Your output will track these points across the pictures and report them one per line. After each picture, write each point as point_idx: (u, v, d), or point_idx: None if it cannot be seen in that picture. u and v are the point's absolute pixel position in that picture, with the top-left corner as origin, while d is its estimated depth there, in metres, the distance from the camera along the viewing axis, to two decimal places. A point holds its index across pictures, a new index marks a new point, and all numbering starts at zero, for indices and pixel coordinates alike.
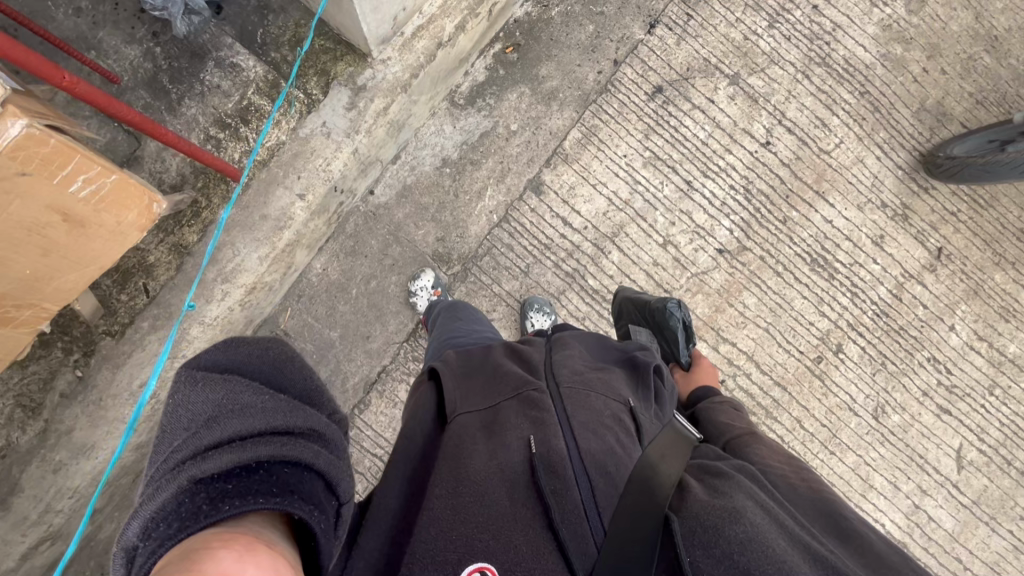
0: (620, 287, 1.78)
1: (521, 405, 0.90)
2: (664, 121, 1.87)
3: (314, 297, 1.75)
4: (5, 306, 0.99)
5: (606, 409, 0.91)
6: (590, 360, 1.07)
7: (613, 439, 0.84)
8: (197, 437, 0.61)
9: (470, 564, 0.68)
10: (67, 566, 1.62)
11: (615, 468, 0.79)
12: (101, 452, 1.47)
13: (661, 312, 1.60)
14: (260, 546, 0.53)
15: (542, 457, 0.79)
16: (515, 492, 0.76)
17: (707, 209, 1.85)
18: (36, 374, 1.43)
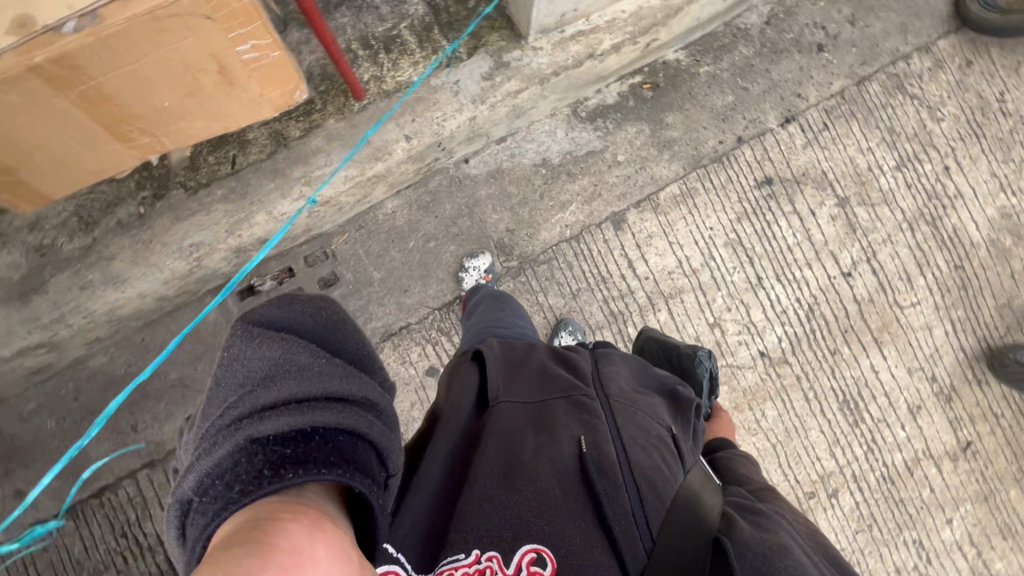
0: (646, 327, 1.78)
1: (570, 406, 0.97)
2: (761, 212, 1.87)
3: (373, 233, 1.76)
4: (133, 127, 1.04)
5: (652, 428, 0.98)
6: (633, 376, 1.13)
7: (660, 456, 0.93)
8: (255, 395, 0.67)
9: (525, 544, 0.80)
10: (48, 377, 1.65)
11: (663, 486, 0.88)
12: (129, 289, 1.50)
13: (690, 357, 1.59)
14: (325, 522, 0.56)
15: (592, 460, 0.88)
16: (567, 485, 0.86)
17: (766, 310, 1.84)
18: (105, 194, 1.47)
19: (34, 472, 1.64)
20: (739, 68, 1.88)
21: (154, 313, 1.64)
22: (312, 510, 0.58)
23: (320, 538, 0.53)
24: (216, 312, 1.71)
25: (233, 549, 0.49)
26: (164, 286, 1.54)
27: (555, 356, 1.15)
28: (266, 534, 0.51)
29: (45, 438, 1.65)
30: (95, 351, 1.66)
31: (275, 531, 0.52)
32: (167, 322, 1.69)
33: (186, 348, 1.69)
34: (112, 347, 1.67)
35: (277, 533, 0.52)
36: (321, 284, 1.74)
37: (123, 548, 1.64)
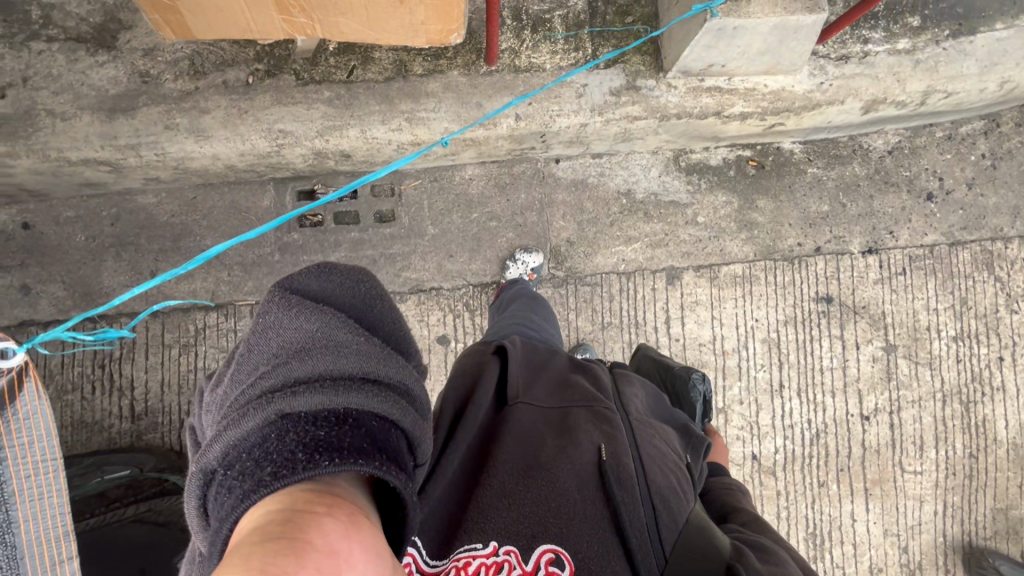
0: (643, 344, 1.78)
1: (592, 415, 1.00)
2: (808, 324, 1.85)
3: (444, 190, 1.77)
4: (297, 4, 1.06)
5: (667, 452, 1.02)
6: (646, 400, 1.16)
7: (674, 479, 0.97)
8: (289, 367, 0.65)
9: (541, 544, 0.83)
10: (95, 194, 1.67)
11: (678, 507, 0.92)
12: (207, 146, 1.51)
13: (684, 382, 1.61)
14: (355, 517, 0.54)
15: (611, 471, 0.91)
16: (586, 490, 0.90)
17: (775, 418, 1.83)
18: (222, 52, 1.49)
19: (47, 275, 1.67)
20: (845, 183, 1.87)
21: (216, 178, 1.66)
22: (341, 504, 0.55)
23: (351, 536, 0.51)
24: (272, 201, 1.72)
25: (267, 551, 0.46)
26: (238, 157, 1.56)
27: (575, 364, 1.16)
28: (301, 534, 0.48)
29: (70, 249, 1.67)
30: (148, 189, 1.68)
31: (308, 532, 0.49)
32: (224, 191, 1.71)
33: (231, 222, 1.70)
34: (165, 192, 1.69)
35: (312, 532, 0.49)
36: (377, 217, 1.76)
37: (96, 380, 1.66)
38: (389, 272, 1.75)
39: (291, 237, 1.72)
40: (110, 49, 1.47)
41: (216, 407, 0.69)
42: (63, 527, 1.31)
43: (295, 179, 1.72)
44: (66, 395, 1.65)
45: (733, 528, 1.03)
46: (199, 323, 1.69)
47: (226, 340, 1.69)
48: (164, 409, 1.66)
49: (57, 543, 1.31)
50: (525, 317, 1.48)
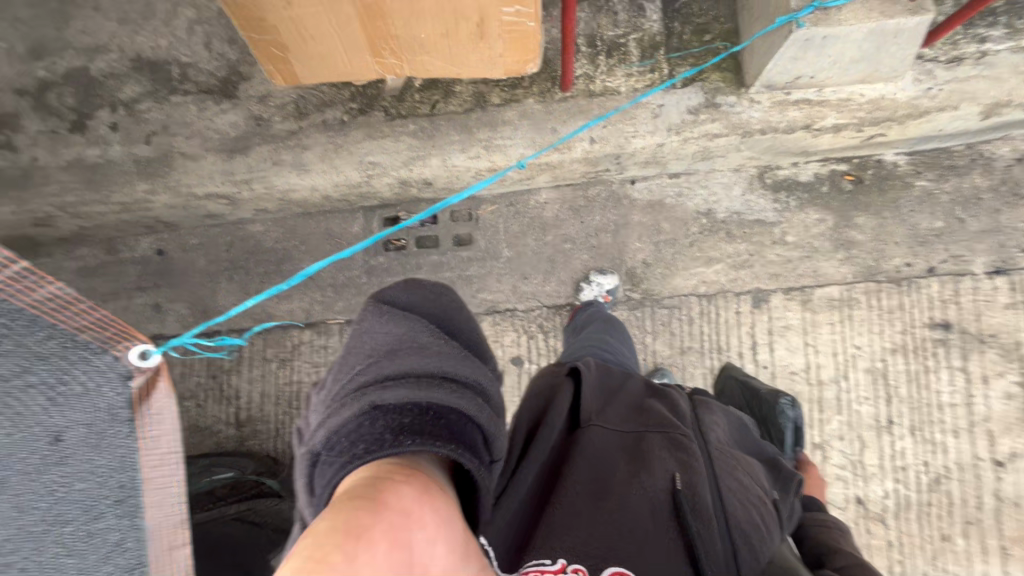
0: (727, 363, 1.71)
1: (667, 441, 0.97)
2: (922, 353, 1.66)
3: (519, 214, 1.81)
4: (388, 47, 1.16)
5: (749, 486, 0.97)
6: (726, 429, 1.10)
7: (756, 514, 0.92)
8: (379, 364, 0.70)
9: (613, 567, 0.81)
10: (214, 224, 1.89)
11: (758, 543, 0.88)
12: (307, 178, 1.67)
13: (772, 407, 1.51)
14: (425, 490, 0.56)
15: (687, 500, 0.88)
16: (660, 518, 0.87)
17: (883, 458, 1.64)
18: (322, 94, 1.65)
19: (174, 295, 1.91)
20: (963, 196, 1.68)
21: (314, 207, 1.83)
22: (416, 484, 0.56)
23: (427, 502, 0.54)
24: (361, 227, 1.85)
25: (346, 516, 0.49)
26: (333, 188, 1.70)
27: (650, 390, 1.13)
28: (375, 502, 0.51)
29: (193, 273, 1.91)
30: (258, 219, 1.88)
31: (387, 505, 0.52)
32: (320, 219, 1.87)
33: (325, 248, 1.86)
34: (271, 221, 1.89)
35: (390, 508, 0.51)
36: (455, 241, 1.83)
37: (209, 389, 1.85)
38: (466, 293, 1.81)
39: (376, 260, 1.84)
40: (232, 99, 1.67)
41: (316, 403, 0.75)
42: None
43: (382, 206, 1.85)
44: (185, 402, 1.85)
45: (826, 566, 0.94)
46: (295, 339, 1.84)
47: (318, 356, 1.83)
48: (264, 417, 1.82)
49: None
50: (604, 340, 1.47)
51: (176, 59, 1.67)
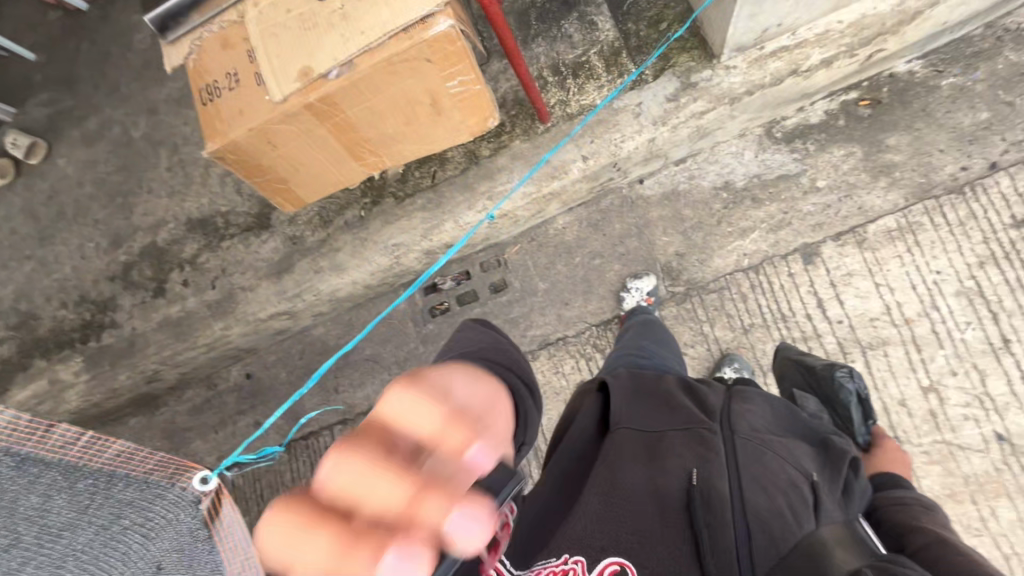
0: (779, 346, 1.58)
1: (688, 438, 0.93)
2: (1016, 256, 1.50)
3: (543, 246, 1.85)
4: (368, 149, 1.30)
5: (782, 472, 0.87)
6: (771, 417, 0.98)
7: (786, 501, 0.83)
8: None
9: (609, 556, 0.83)
10: (283, 339, 2.09)
11: (782, 534, 0.80)
12: (347, 276, 1.84)
13: (830, 381, 1.42)
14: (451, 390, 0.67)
15: (701, 494, 0.85)
16: (668, 513, 0.85)
17: (1012, 381, 1.47)
18: (338, 199, 1.83)
19: (266, 412, 2.10)
20: (1001, 79, 1.54)
21: (361, 298, 1.98)
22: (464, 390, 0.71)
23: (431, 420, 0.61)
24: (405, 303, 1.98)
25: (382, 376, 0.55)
26: (371, 277, 1.86)
27: (682, 386, 1.08)
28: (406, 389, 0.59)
29: (278, 385, 2.10)
30: (317, 323, 2.06)
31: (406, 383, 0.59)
32: (368, 307, 2.02)
33: (380, 331, 1.99)
34: (330, 321, 2.06)
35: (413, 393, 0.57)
36: (492, 288, 1.89)
37: None
38: (515, 336, 1.85)
39: (428, 328, 1.95)
40: (268, 228, 1.91)
41: None
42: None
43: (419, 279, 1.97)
44: None
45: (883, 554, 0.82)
46: None
47: None
48: None
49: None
50: (640, 347, 1.43)
51: (218, 211, 1.95)
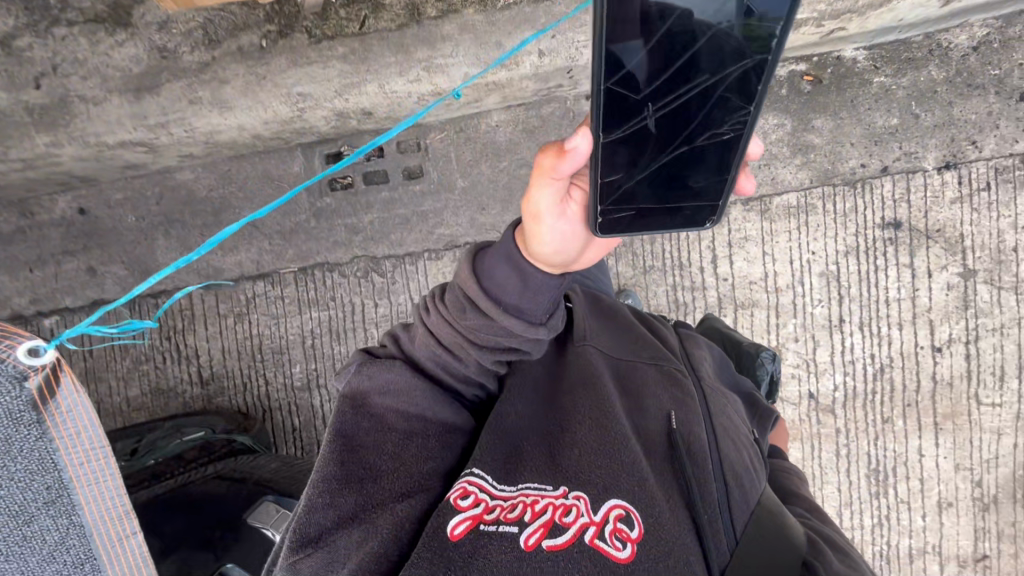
0: (710, 315, 1.68)
1: (660, 375, 0.97)
2: (872, 252, 1.70)
3: (471, 141, 1.70)
4: None
5: (739, 425, 0.96)
6: (713, 366, 1.11)
7: (748, 456, 0.90)
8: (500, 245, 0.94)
9: (608, 499, 0.78)
10: (137, 175, 1.73)
11: (749, 488, 0.85)
12: (233, 118, 1.52)
13: (752, 358, 1.52)
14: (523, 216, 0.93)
15: (682, 437, 0.86)
16: (654, 457, 0.86)
17: (833, 354, 1.73)
18: (232, 16, 1.45)
19: (108, 258, 1.77)
20: (919, 90, 1.65)
21: (246, 148, 1.67)
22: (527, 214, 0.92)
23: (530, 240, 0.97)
24: (302, 167, 1.72)
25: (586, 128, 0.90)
26: (263, 126, 1.56)
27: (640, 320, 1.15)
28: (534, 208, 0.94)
29: (124, 230, 1.76)
30: (185, 165, 1.72)
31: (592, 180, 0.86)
32: (254, 161, 1.72)
33: (265, 193, 1.73)
34: (201, 167, 1.73)
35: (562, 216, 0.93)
36: (405, 175, 1.72)
37: (165, 350, 1.78)
38: (421, 230, 1.72)
39: (323, 202, 1.73)
40: (127, 27, 1.45)
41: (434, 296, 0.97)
42: (125, 506, 1.10)
43: (321, 143, 1.71)
44: (141, 365, 1.79)
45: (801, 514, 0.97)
46: (248, 292, 1.76)
47: (275, 308, 1.76)
48: (228, 373, 1.78)
49: (122, 522, 1.10)
50: (590, 270, 1.37)
51: None
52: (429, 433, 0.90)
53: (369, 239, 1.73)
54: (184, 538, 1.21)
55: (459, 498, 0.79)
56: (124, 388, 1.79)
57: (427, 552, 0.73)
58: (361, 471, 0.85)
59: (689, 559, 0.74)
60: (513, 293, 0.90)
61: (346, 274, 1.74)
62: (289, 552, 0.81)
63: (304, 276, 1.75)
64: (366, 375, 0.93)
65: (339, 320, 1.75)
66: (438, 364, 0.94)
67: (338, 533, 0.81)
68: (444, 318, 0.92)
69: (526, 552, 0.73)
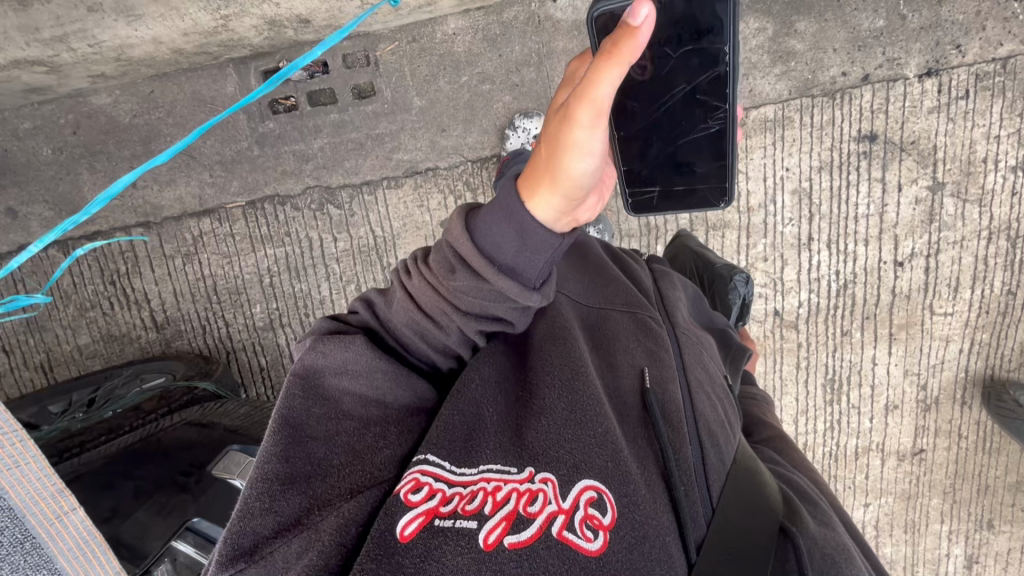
0: (683, 232, 1.66)
1: (634, 324, 0.91)
2: (845, 167, 1.66)
3: (426, 52, 1.52)
4: None
5: (715, 375, 0.94)
6: (686, 307, 1.08)
7: (722, 411, 0.88)
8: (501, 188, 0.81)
9: (581, 479, 0.70)
10: (46, 100, 1.52)
11: (723, 445, 0.83)
12: (145, 30, 1.32)
13: (725, 282, 1.49)
14: (578, 119, 0.67)
15: (657, 397, 0.81)
16: (628, 422, 0.79)
17: (801, 272, 1.74)
18: None
19: (29, 197, 1.60)
20: None
21: (168, 65, 1.47)
22: (587, 113, 0.67)
23: (544, 151, 0.74)
24: (236, 86, 1.53)
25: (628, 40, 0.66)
26: (182, 38, 1.36)
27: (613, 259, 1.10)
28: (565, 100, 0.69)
29: (40, 165, 1.58)
30: (100, 87, 1.52)
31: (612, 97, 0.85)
32: (181, 81, 1.52)
33: (197, 118, 1.54)
34: (119, 89, 1.53)
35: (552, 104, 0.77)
36: (355, 93, 1.56)
37: (111, 295, 1.68)
38: (378, 156, 1.59)
39: (266, 127, 1.56)
40: None
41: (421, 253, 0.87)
42: (55, 485, 0.88)
43: (255, 57, 1.51)
44: (88, 312, 1.68)
45: (772, 459, 0.99)
46: (195, 231, 1.64)
47: (226, 246, 1.65)
48: (184, 317, 1.70)
49: (56, 501, 0.88)
50: None
51: None
52: (388, 420, 0.78)
53: (321, 167, 1.59)
54: (158, 482, 1.13)
55: (409, 492, 0.67)
56: (72, 337, 1.70)
57: (374, 561, 0.61)
58: (306, 467, 0.73)
59: (666, 539, 0.69)
60: (508, 249, 0.78)
61: (300, 207, 1.62)
62: (216, 570, 0.67)
63: (253, 211, 1.62)
64: (320, 355, 0.83)
65: (297, 257, 1.65)
66: (415, 332, 0.85)
67: (275, 543, 0.67)
68: (425, 282, 0.83)
69: (485, 553, 0.63)
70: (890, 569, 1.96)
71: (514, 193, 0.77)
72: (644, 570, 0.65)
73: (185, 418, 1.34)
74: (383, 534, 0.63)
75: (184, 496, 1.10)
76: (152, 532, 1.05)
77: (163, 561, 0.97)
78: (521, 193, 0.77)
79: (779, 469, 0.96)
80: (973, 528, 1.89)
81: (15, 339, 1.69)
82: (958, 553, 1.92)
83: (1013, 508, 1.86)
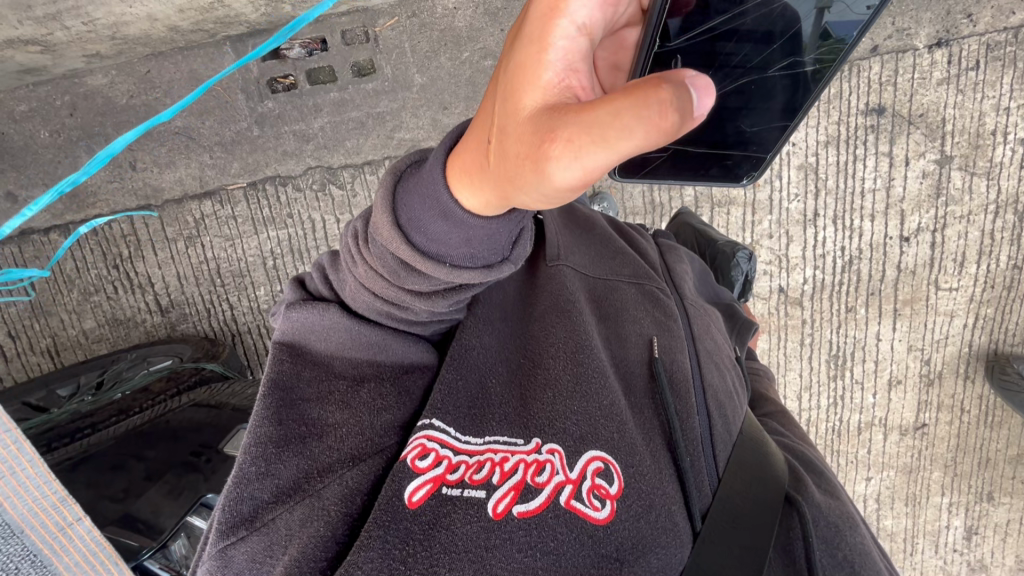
0: (684, 209, 1.66)
1: (641, 295, 0.90)
2: (852, 142, 1.64)
3: (426, 27, 1.49)
4: None
5: (723, 347, 0.95)
6: (693, 280, 1.07)
7: (729, 381, 0.88)
8: (427, 172, 0.68)
9: (588, 452, 0.70)
10: (42, 80, 1.50)
11: (731, 416, 0.84)
12: (139, 7, 1.29)
13: (727, 258, 1.50)
14: (556, 180, 0.46)
15: (664, 368, 0.81)
16: (635, 393, 0.79)
17: (805, 248, 1.73)
18: None
19: (27, 180, 1.58)
20: None
21: (163, 43, 1.45)
22: (569, 179, 0.46)
23: (501, 172, 0.54)
24: (233, 65, 1.50)
25: (613, 132, 0.42)
26: (176, 14, 1.33)
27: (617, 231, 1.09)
28: (551, 129, 0.46)
29: (37, 148, 1.56)
30: (95, 67, 1.49)
31: (636, 28, 0.71)
32: (177, 60, 1.50)
33: (195, 98, 1.52)
34: (114, 69, 1.50)
35: (527, 80, 0.52)
36: (355, 71, 1.53)
37: (115, 279, 1.67)
38: (378, 134, 1.57)
39: (265, 107, 1.54)
40: None
41: (355, 239, 0.77)
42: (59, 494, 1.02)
43: (252, 34, 1.49)
44: (91, 296, 1.68)
45: (777, 431, 0.99)
46: (195, 213, 1.63)
47: (228, 229, 1.64)
48: (188, 300, 1.70)
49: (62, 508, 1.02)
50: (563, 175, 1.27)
51: None
52: (382, 377, 0.78)
53: (322, 148, 1.57)
54: (166, 465, 1.13)
55: (417, 458, 0.68)
56: (77, 321, 1.70)
57: (381, 529, 0.62)
58: (302, 431, 0.73)
59: (672, 508, 0.71)
60: (454, 238, 0.69)
61: (301, 188, 1.61)
62: (217, 538, 0.67)
63: (254, 191, 1.61)
64: (298, 320, 0.81)
65: (300, 239, 1.64)
66: (375, 315, 0.79)
67: (276, 509, 0.68)
68: (372, 269, 0.75)
69: (494, 522, 0.64)
70: (891, 541, 1.98)
71: (442, 184, 0.66)
72: (649, 539, 0.68)
73: (192, 400, 1.34)
74: (391, 502, 0.64)
75: (195, 476, 1.09)
76: (164, 511, 1.06)
77: (180, 536, 1.03)
78: (449, 179, 0.66)
79: (783, 440, 0.97)
80: (972, 500, 1.91)
81: (19, 325, 1.69)
82: (958, 524, 1.94)
83: (1012, 481, 1.88)
